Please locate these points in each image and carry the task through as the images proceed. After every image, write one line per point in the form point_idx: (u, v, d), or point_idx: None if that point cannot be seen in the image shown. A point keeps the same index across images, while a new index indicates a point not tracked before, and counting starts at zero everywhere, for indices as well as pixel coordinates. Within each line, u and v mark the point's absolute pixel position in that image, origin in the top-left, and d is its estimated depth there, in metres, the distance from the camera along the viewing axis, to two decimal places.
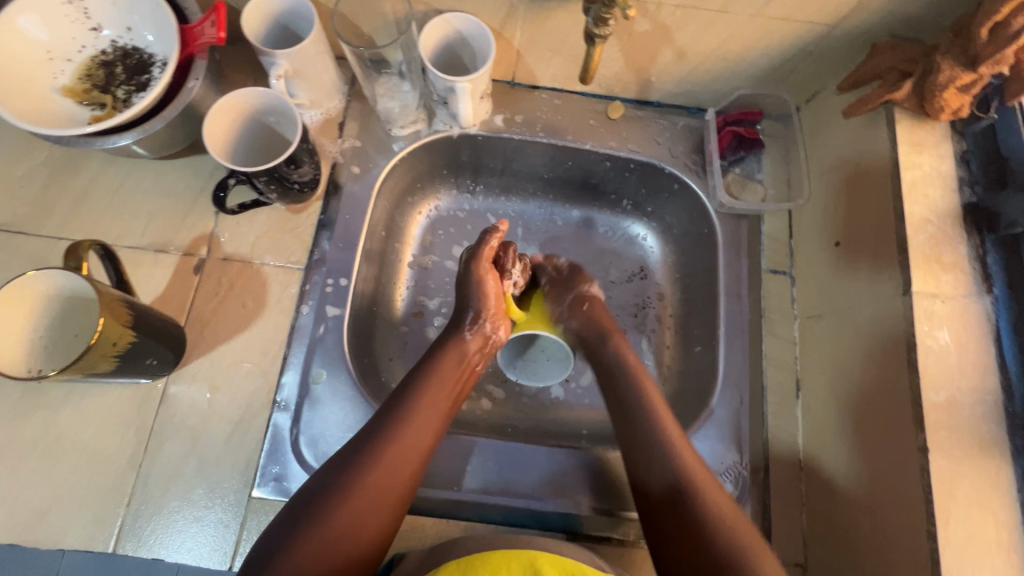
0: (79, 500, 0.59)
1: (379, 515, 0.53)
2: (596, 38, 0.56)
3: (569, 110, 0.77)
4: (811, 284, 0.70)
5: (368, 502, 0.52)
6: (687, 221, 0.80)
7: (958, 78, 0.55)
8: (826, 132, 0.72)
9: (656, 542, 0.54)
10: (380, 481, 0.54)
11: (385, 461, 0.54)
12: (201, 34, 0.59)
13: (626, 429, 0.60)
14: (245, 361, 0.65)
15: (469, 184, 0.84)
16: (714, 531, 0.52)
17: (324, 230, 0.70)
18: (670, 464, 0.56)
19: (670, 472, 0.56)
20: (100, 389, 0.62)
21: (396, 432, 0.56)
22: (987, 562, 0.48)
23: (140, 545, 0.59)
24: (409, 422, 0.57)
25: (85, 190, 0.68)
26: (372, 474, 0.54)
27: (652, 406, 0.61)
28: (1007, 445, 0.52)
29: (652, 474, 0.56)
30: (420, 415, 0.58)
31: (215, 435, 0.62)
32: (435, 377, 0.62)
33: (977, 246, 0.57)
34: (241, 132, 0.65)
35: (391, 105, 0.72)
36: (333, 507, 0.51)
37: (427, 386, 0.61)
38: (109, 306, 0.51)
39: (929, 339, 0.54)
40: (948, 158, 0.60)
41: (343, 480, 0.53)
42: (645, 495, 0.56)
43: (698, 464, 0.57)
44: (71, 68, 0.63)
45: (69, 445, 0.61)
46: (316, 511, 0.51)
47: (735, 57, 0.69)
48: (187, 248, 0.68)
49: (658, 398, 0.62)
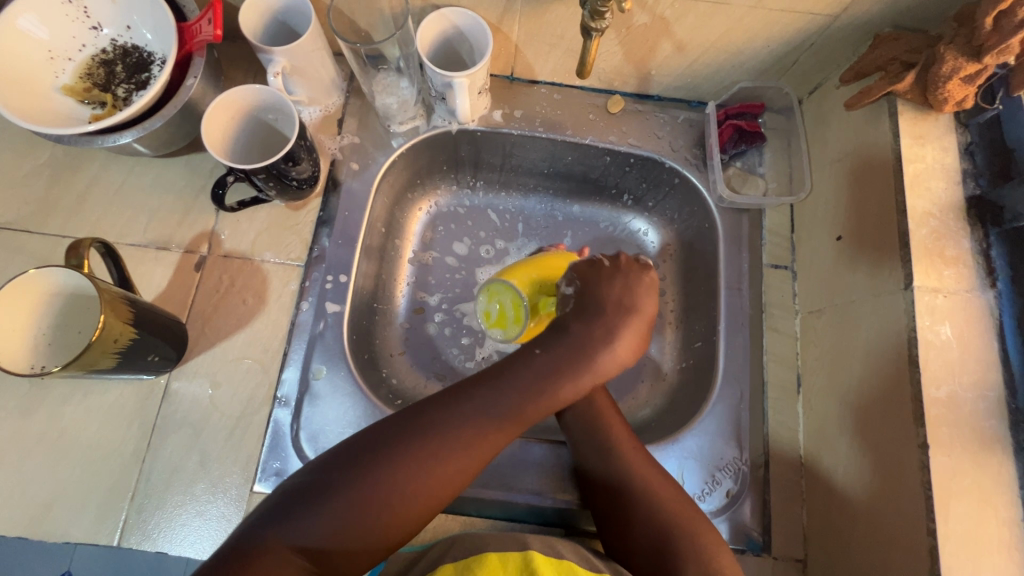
0: (84, 495, 0.60)
1: (433, 501, 0.47)
2: (593, 32, 0.56)
3: (569, 104, 0.77)
4: (813, 279, 0.70)
5: (431, 485, 0.47)
6: (688, 215, 0.79)
7: (962, 69, 0.54)
8: (828, 125, 0.71)
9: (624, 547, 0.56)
10: (445, 465, 0.47)
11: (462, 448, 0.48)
12: (199, 33, 0.60)
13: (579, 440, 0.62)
14: (246, 357, 0.66)
15: (469, 180, 0.84)
16: (666, 529, 0.54)
17: (323, 226, 0.71)
18: (614, 467, 0.59)
19: (620, 479, 0.58)
20: (103, 385, 0.63)
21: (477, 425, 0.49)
22: (987, 558, 0.48)
23: (144, 539, 0.60)
24: (507, 419, 0.50)
25: (87, 189, 0.69)
26: (439, 463, 0.47)
27: (607, 429, 0.61)
28: (1010, 441, 0.51)
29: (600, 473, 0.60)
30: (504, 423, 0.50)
31: (217, 430, 0.63)
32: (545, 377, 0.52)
33: (981, 239, 0.56)
34: (240, 130, 0.65)
35: (388, 102, 0.71)
36: (396, 476, 0.46)
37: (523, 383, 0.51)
38: (110, 304, 0.52)
39: (930, 334, 0.53)
40: (951, 150, 0.59)
41: (411, 453, 0.46)
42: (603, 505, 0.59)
43: (631, 447, 0.60)
44: (72, 67, 0.64)
45: (74, 440, 0.61)
46: (378, 472, 0.46)
47: (736, 49, 0.68)
48: (188, 245, 0.68)
49: (608, 407, 0.63)
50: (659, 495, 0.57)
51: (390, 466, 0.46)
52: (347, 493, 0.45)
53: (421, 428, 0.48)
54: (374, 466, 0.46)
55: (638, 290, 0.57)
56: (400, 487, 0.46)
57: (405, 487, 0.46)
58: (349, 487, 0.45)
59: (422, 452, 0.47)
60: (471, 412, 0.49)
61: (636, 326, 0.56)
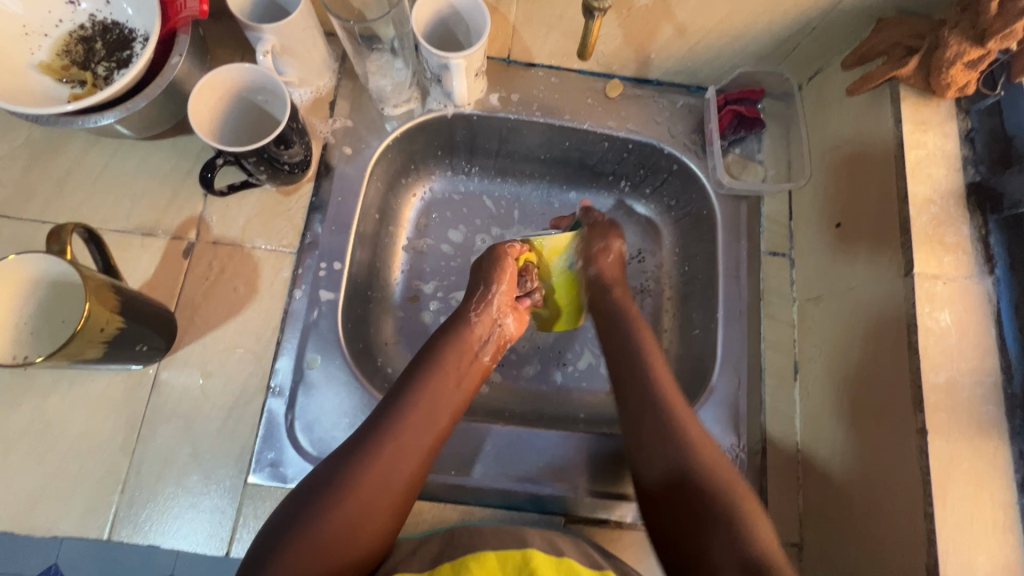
0: (73, 487, 0.58)
1: (384, 508, 0.53)
2: (594, 12, 0.54)
3: (567, 88, 0.75)
4: (810, 266, 0.69)
5: (378, 493, 0.53)
6: (686, 202, 0.79)
7: (965, 54, 0.53)
8: (828, 112, 0.70)
9: (659, 532, 0.55)
10: (390, 474, 0.54)
11: (398, 445, 0.55)
12: (184, 7, 0.57)
13: (633, 415, 0.60)
14: (238, 346, 0.64)
15: (464, 166, 0.82)
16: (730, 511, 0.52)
17: (316, 212, 0.69)
18: (687, 454, 0.56)
19: (677, 468, 0.55)
20: (91, 375, 0.61)
21: (405, 422, 0.56)
22: (982, 540, 0.49)
23: (135, 531, 0.58)
24: (418, 411, 0.57)
25: (67, 173, 0.66)
26: (386, 464, 0.54)
27: (671, 410, 0.59)
28: (1005, 426, 0.51)
29: (651, 467, 0.57)
30: (427, 413, 0.58)
31: (209, 420, 0.62)
32: (435, 370, 0.61)
33: (980, 226, 0.56)
34: (228, 112, 0.62)
35: (383, 83, 0.69)
36: (346, 492, 0.52)
37: (428, 386, 0.59)
38: (95, 291, 0.50)
39: (929, 321, 0.53)
40: (952, 136, 0.58)
41: (355, 474, 0.53)
42: (647, 492, 0.57)
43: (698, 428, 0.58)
44: (49, 43, 0.61)
45: (60, 432, 0.60)
46: (332, 500, 0.51)
47: (737, 32, 0.67)
48: (175, 231, 0.66)
49: None
50: (730, 485, 0.54)
51: (332, 500, 0.51)
52: (295, 533, 0.49)
53: (364, 440, 0.55)
54: (322, 500, 0.51)
55: (501, 273, 0.68)
56: (347, 514, 0.51)
57: (347, 515, 0.51)
58: (297, 527, 0.49)
59: (371, 466, 0.53)
60: (405, 410, 0.57)
61: (505, 270, 0.68)
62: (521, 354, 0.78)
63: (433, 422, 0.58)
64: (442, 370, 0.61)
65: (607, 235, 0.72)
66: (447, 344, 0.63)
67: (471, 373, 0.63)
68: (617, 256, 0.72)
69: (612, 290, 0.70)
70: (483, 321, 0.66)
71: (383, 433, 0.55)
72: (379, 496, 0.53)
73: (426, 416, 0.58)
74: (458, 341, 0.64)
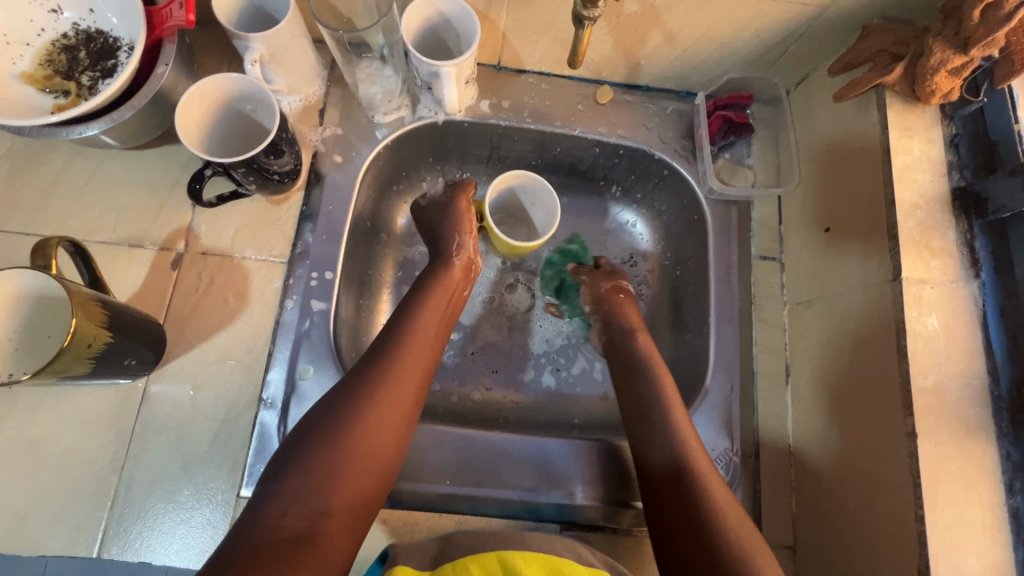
0: (61, 504, 0.57)
1: (394, 425, 0.54)
2: (585, 21, 0.55)
3: (557, 94, 0.75)
4: (800, 270, 0.70)
5: (390, 408, 0.54)
6: (677, 207, 0.79)
7: (949, 61, 0.54)
8: (816, 117, 0.71)
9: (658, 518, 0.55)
10: (398, 389, 0.56)
11: (398, 363, 0.57)
12: (169, 17, 0.56)
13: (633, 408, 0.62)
14: (228, 358, 0.63)
15: (455, 172, 0.82)
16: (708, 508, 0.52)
17: (306, 221, 0.68)
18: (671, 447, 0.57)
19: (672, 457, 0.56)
20: (78, 390, 0.60)
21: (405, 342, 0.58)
22: (972, 541, 0.49)
23: (125, 549, 0.57)
24: (417, 332, 0.60)
25: (51, 185, 0.65)
26: (393, 380, 0.55)
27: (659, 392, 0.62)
28: (992, 427, 0.52)
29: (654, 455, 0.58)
30: (423, 334, 0.60)
31: (200, 434, 0.61)
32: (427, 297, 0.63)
33: (966, 230, 0.57)
34: (215, 122, 0.61)
35: (372, 91, 0.69)
36: (359, 408, 0.53)
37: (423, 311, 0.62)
38: (82, 306, 0.49)
39: (917, 325, 0.54)
40: (937, 142, 0.59)
41: (365, 390, 0.54)
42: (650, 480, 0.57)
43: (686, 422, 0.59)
44: (31, 53, 0.60)
45: (47, 447, 0.58)
46: (347, 414, 0.52)
47: (726, 39, 0.68)
48: (163, 243, 0.65)
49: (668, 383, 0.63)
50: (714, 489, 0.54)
51: (345, 417, 0.52)
52: (315, 457, 0.50)
53: (368, 362, 0.57)
54: (337, 416, 0.52)
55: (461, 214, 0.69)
56: (363, 428, 0.52)
57: (363, 427, 0.52)
58: (319, 440, 0.51)
59: (379, 381, 0.55)
60: (405, 333, 0.59)
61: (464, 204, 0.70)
62: (514, 360, 0.78)
63: (428, 340, 0.60)
64: (433, 296, 0.64)
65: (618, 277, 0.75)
66: (434, 275, 0.66)
67: (457, 292, 0.67)
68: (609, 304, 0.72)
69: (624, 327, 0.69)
70: (465, 256, 0.68)
71: (386, 353, 0.57)
72: (391, 409, 0.54)
73: (423, 337, 0.60)
74: (443, 270, 0.66)
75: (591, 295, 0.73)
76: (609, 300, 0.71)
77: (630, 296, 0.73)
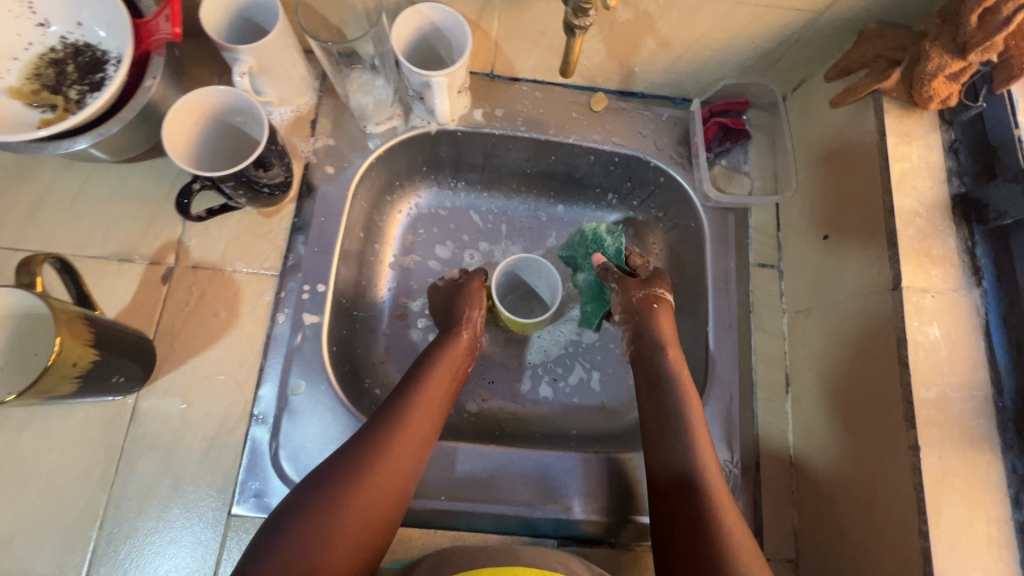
0: (49, 525, 0.56)
1: (397, 481, 0.55)
2: (576, 29, 0.54)
3: (551, 102, 0.75)
4: (798, 277, 0.69)
5: (381, 487, 0.54)
6: (674, 215, 0.78)
7: (947, 66, 0.53)
8: (813, 122, 0.70)
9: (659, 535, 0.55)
10: (391, 469, 0.55)
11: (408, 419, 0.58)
12: (156, 30, 0.56)
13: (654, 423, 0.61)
14: (219, 373, 0.62)
15: (450, 182, 0.81)
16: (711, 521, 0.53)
17: (298, 233, 0.67)
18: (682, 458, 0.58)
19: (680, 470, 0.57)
20: (66, 408, 0.59)
21: (404, 418, 0.58)
22: (978, 558, 0.48)
23: (114, 570, 0.56)
24: (416, 411, 0.59)
25: (40, 198, 0.65)
26: (387, 459, 0.55)
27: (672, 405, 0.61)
28: (997, 440, 0.51)
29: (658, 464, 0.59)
30: (422, 412, 0.59)
31: (190, 451, 0.60)
32: (427, 375, 0.62)
33: (967, 238, 0.56)
34: (204, 135, 0.61)
35: (364, 102, 0.68)
36: (352, 483, 0.53)
37: (423, 389, 0.61)
38: (67, 324, 0.48)
39: (919, 336, 0.53)
40: (936, 148, 0.58)
41: (360, 466, 0.54)
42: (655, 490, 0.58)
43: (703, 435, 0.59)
44: (18, 67, 0.59)
45: (35, 466, 0.58)
46: (339, 489, 0.53)
47: (720, 45, 0.67)
48: (153, 256, 0.64)
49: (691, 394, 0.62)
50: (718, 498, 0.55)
51: (337, 490, 0.53)
52: (314, 512, 0.51)
53: (367, 437, 0.57)
54: (329, 488, 0.53)
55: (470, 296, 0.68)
56: (353, 507, 0.52)
57: (351, 504, 0.52)
58: (306, 516, 0.51)
59: (376, 457, 0.55)
60: (405, 410, 0.59)
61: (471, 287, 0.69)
62: (511, 371, 0.77)
63: (427, 422, 0.59)
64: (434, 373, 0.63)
65: (654, 282, 0.68)
66: (436, 352, 0.65)
67: (463, 367, 0.66)
68: (643, 311, 0.66)
69: (647, 341, 0.65)
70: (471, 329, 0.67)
71: (383, 429, 0.57)
72: (382, 488, 0.54)
73: (421, 415, 0.59)
74: (445, 348, 0.65)
75: (621, 305, 0.67)
76: (641, 312, 0.66)
77: (666, 305, 0.67)
